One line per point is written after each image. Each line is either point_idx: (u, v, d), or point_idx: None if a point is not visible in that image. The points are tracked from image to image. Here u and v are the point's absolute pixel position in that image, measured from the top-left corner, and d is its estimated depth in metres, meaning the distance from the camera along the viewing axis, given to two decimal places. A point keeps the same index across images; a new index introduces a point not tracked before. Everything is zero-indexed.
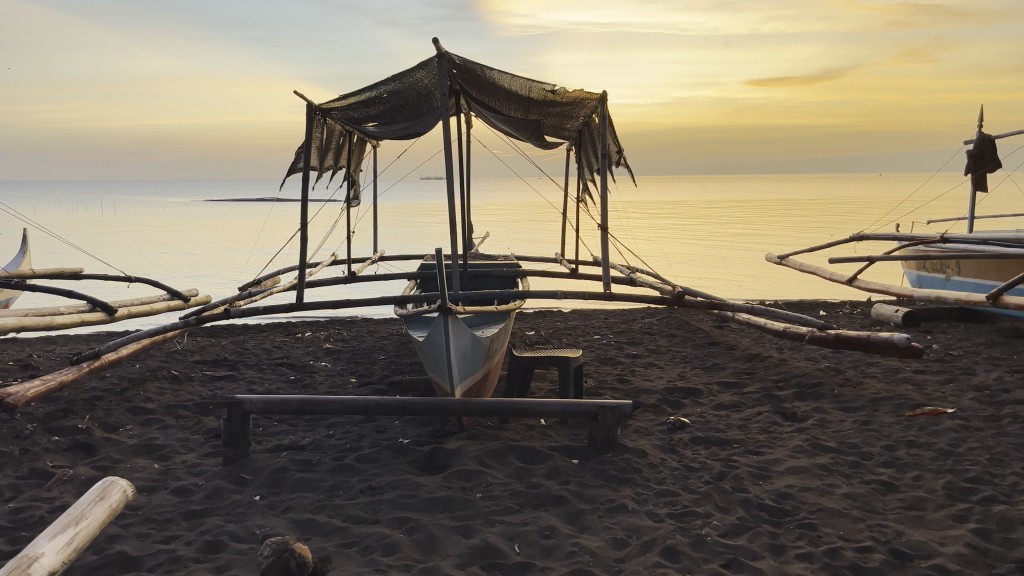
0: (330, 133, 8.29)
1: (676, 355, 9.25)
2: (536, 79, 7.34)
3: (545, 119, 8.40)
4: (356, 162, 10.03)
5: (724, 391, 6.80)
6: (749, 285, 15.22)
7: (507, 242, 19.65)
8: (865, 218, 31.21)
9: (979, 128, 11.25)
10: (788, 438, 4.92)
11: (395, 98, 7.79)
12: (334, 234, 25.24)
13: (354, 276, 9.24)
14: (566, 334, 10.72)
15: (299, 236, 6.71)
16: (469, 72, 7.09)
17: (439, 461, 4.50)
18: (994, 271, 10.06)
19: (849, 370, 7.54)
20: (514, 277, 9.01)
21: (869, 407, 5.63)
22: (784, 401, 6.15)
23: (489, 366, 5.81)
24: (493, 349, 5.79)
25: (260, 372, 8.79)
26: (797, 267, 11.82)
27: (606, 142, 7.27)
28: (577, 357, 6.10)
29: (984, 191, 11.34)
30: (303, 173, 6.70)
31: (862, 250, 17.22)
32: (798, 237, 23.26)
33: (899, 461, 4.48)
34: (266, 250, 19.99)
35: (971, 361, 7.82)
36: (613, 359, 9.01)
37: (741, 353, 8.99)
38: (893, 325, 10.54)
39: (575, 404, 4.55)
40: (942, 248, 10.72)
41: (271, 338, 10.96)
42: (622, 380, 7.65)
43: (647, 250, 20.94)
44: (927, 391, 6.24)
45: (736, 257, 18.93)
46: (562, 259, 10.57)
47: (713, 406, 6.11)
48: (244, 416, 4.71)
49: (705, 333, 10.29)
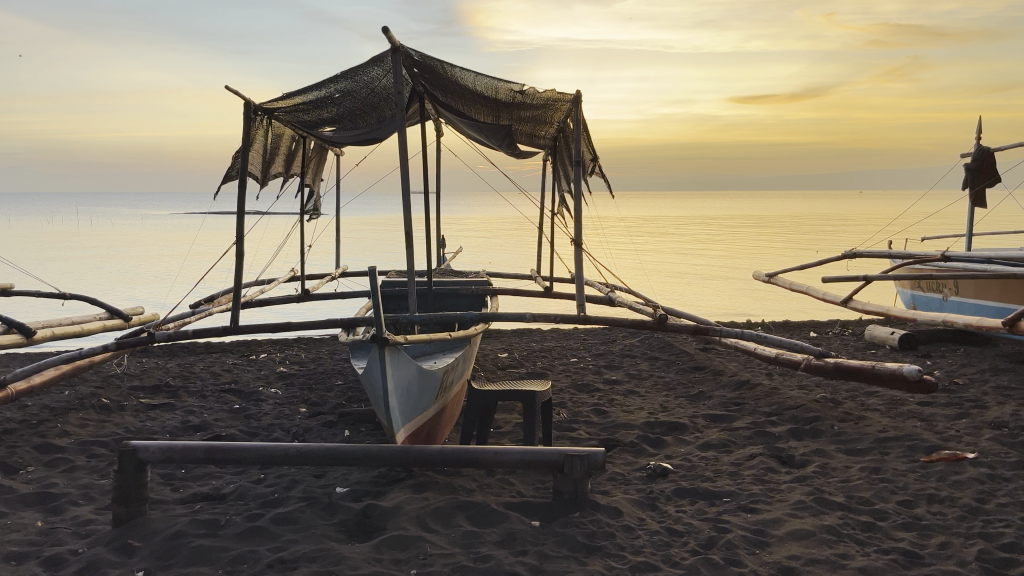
0: (279, 138, 7.53)
1: (658, 381, 8.55)
2: (502, 78, 6.59)
3: (516, 124, 7.70)
4: (313, 170, 9.30)
5: (711, 427, 6.09)
6: (736, 303, 14.56)
7: (483, 258, 18.90)
8: (853, 235, 30.81)
9: (977, 141, 10.68)
10: (787, 491, 4.21)
11: (348, 99, 7.04)
12: (307, 247, 24.33)
13: (308, 294, 8.45)
14: (541, 357, 9.97)
15: (234, 251, 5.94)
16: (430, 69, 6.40)
17: (372, 523, 3.75)
18: (996, 293, 9.47)
19: (848, 402, 6.83)
20: (483, 295, 8.28)
21: (878, 450, 4.93)
22: (779, 441, 5.46)
23: (442, 403, 5.02)
24: (447, 382, 5.01)
25: (201, 400, 7.95)
26: (786, 287, 11.18)
27: (580, 147, 6.53)
28: (544, 393, 5.31)
29: (984, 208, 10.73)
30: (239, 180, 5.94)
31: (850, 269, 16.62)
32: (783, 254, 22.68)
33: (920, 522, 3.77)
34: (230, 266, 19.12)
35: (979, 391, 7.17)
36: (591, 386, 8.29)
37: (728, 380, 8.30)
38: (889, 348, 9.88)
39: (536, 452, 3.86)
40: (941, 267, 10.13)
41: (222, 360, 10.11)
42: (599, 412, 6.90)
43: (629, 266, 20.24)
44: (938, 429, 5.56)
45: (721, 275, 18.24)
46: (536, 276, 9.85)
47: (700, 447, 5.41)
48: (138, 467, 3.93)
49: (689, 357, 9.60)
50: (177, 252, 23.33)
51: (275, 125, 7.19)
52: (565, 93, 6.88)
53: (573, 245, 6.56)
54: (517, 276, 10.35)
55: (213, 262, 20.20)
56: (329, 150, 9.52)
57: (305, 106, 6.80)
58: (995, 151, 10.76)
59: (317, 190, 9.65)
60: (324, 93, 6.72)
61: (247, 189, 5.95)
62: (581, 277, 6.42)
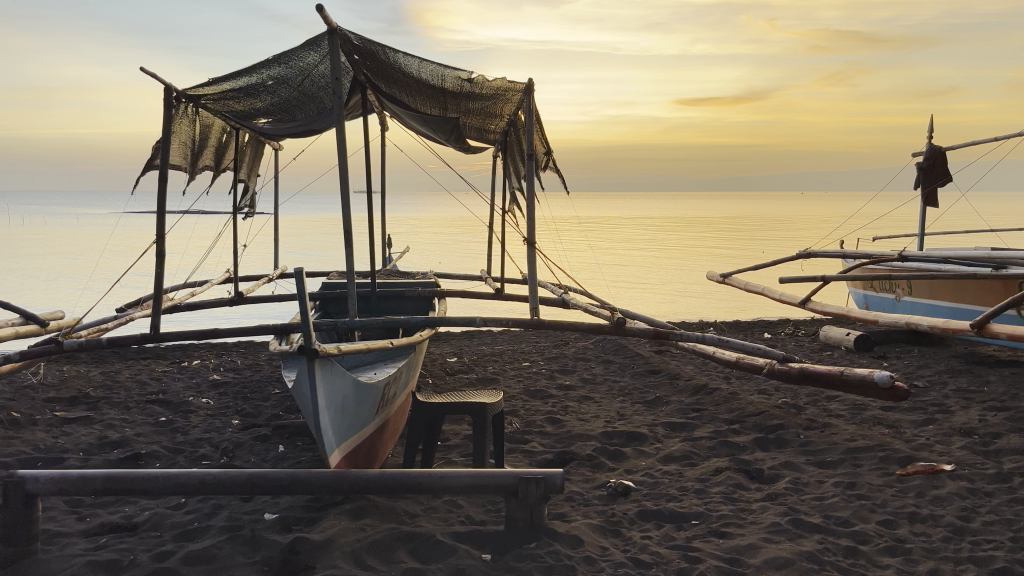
0: (209, 129, 6.96)
1: (613, 387, 8.21)
2: (449, 65, 6.14)
3: (464, 117, 7.29)
4: (247, 165, 8.70)
5: (671, 437, 5.75)
6: (689, 304, 14.34)
7: (432, 260, 18.35)
8: (799, 236, 31.04)
9: (929, 141, 10.61)
10: (759, 512, 3.88)
11: (283, 87, 6.51)
12: (248, 247, 23.44)
13: (242, 296, 7.88)
14: (492, 361, 9.54)
15: (154, 251, 5.39)
16: (370, 54, 5.97)
17: (300, 560, 3.31)
18: (950, 293, 9.37)
19: (810, 408, 6.58)
20: (429, 297, 7.83)
21: (850, 462, 4.65)
22: (744, 452, 5.14)
23: (381, 419, 4.56)
24: (387, 396, 4.55)
25: (124, 412, 7.33)
26: (741, 287, 10.95)
27: (533, 141, 6.12)
28: (496, 405, 4.85)
29: (937, 207, 10.67)
30: (159, 174, 5.40)
31: (800, 269, 16.58)
32: (731, 255, 22.67)
33: (905, 546, 3.47)
34: (164, 266, 18.19)
35: (940, 395, 7.00)
36: (544, 392, 7.91)
37: (685, 384, 7.99)
38: (845, 349, 9.72)
39: (486, 475, 3.47)
40: (895, 267, 10.01)
41: (150, 367, 9.42)
42: (554, 421, 6.51)
43: (579, 267, 19.92)
44: (907, 437, 5.31)
45: (672, 275, 18.04)
46: (486, 278, 9.42)
47: (662, 460, 5.07)
48: (26, 501, 3.45)
49: (644, 360, 9.30)
50: (107, 253, 22.13)
51: (203, 115, 6.62)
52: (515, 82, 6.45)
53: (526, 244, 6.17)
54: (467, 277, 9.89)
55: (144, 263, 19.20)
56: (266, 142, 8.95)
57: (236, 94, 6.25)
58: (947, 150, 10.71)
59: (252, 186, 9.07)
60: (256, 80, 6.17)
61: (168, 184, 5.41)
62: (534, 278, 6.01)
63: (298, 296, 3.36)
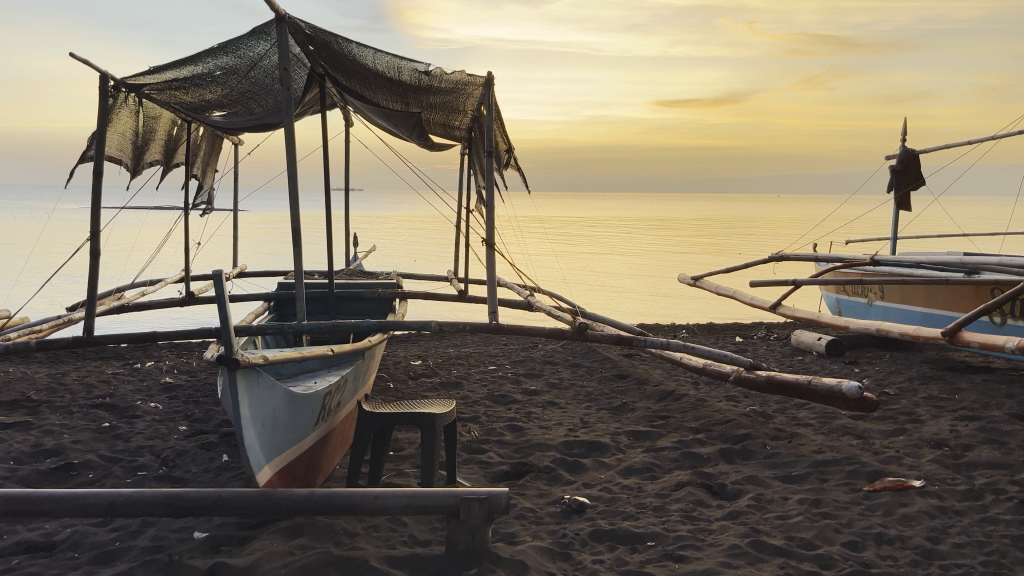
0: (156, 121, 6.64)
1: (579, 391, 7.99)
2: (405, 56, 5.87)
3: (426, 114, 7.04)
4: (202, 159, 8.37)
5: (634, 447, 5.53)
6: (661, 306, 14.16)
7: (401, 259, 17.99)
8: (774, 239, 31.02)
9: (902, 143, 10.48)
10: (719, 532, 3.66)
11: (234, 77, 6.21)
12: (215, 245, 22.88)
13: (193, 296, 7.55)
14: (457, 364, 9.27)
15: (88, 248, 5.09)
16: (324, 45, 5.85)
17: None
18: (922, 298, 9.23)
19: (778, 416, 6.38)
20: (390, 298, 7.56)
21: (816, 476, 4.45)
22: (707, 465, 4.93)
23: (321, 432, 4.28)
24: (328, 407, 4.26)
25: (65, 417, 6.98)
26: (713, 290, 10.75)
27: (492, 137, 5.87)
28: (447, 416, 4.57)
29: (909, 211, 10.55)
30: (94, 167, 5.09)
31: (773, 272, 16.47)
32: (706, 257, 22.57)
33: (871, 571, 3.26)
34: (126, 263, 17.68)
35: (911, 403, 6.84)
36: (508, 398, 7.66)
37: (653, 390, 7.78)
38: (817, 354, 9.57)
39: (423, 495, 3.22)
40: (868, 271, 9.87)
41: (100, 369, 9.04)
42: (514, 429, 6.26)
43: (552, 268, 19.68)
44: (876, 448, 5.13)
45: (645, 277, 17.84)
46: (452, 279, 9.15)
47: (621, 473, 4.84)
48: None
49: (612, 364, 9.08)
50: (68, 249, 21.47)
51: (148, 106, 6.29)
52: (475, 75, 6.20)
53: (485, 245, 5.92)
54: (432, 277, 9.62)
55: (106, 260, 18.63)
56: (223, 137, 8.64)
57: (183, 85, 5.94)
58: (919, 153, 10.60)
59: (208, 182, 8.75)
60: (202, 69, 5.87)
61: (103, 178, 5.11)
62: (492, 280, 5.75)
63: (218, 301, 3.10)
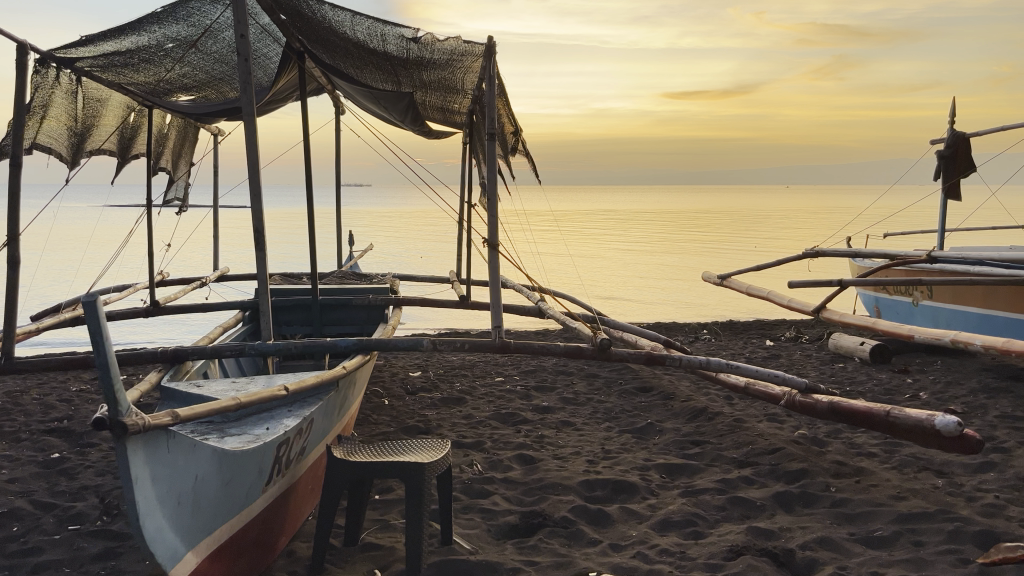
0: (104, 104, 5.73)
1: (598, 408, 7.05)
2: (388, 20, 4.92)
3: (420, 96, 6.11)
4: (172, 150, 7.47)
5: (669, 489, 4.59)
6: (681, 306, 13.19)
7: (403, 259, 17.02)
8: (790, 232, 29.98)
9: (950, 126, 9.46)
10: None
11: (190, 51, 5.33)
12: (210, 247, 21.94)
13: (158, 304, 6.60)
14: (459, 376, 8.33)
15: (5, 256, 4.19)
16: (293, 9, 4.96)
17: None
18: (979, 298, 8.25)
19: (833, 443, 5.44)
20: (382, 305, 6.65)
21: (909, 538, 3.51)
22: (762, 518, 3.99)
23: (274, 492, 3.33)
24: (282, 460, 3.31)
25: (11, 446, 6.08)
26: (742, 289, 9.76)
27: (495, 117, 4.86)
28: (437, 466, 3.58)
29: (959, 200, 9.54)
30: (11, 156, 4.21)
31: (798, 270, 15.44)
32: (721, 253, 21.49)
33: None
34: (110, 268, 16.74)
35: (984, 424, 5.89)
36: (517, 417, 6.74)
37: (681, 407, 6.85)
38: (860, 361, 8.62)
39: None
40: (916, 268, 8.88)
41: (64, 385, 8.15)
42: (525, 461, 5.33)
43: (562, 266, 18.68)
44: (969, 493, 4.18)
45: (661, 275, 16.86)
46: (453, 281, 8.23)
47: (658, 530, 3.91)
48: None
49: (633, 375, 8.15)
50: (51, 253, 20.45)
51: (90, 86, 5.40)
52: (472, 42, 5.25)
53: (487, 246, 4.96)
54: (431, 279, 8.68)
55: (91, 262, 17.70)
56: (198, 127, 7.75)
57: (128, 60, 5.08)
58: (970, 137, 9.59)
59: (179, 176, 7.84)
60: (149, 39, 4.99)
61: (21, 172, 4.22)
62: (496, 288, 4.79)
63: (96, 338, 2.32)
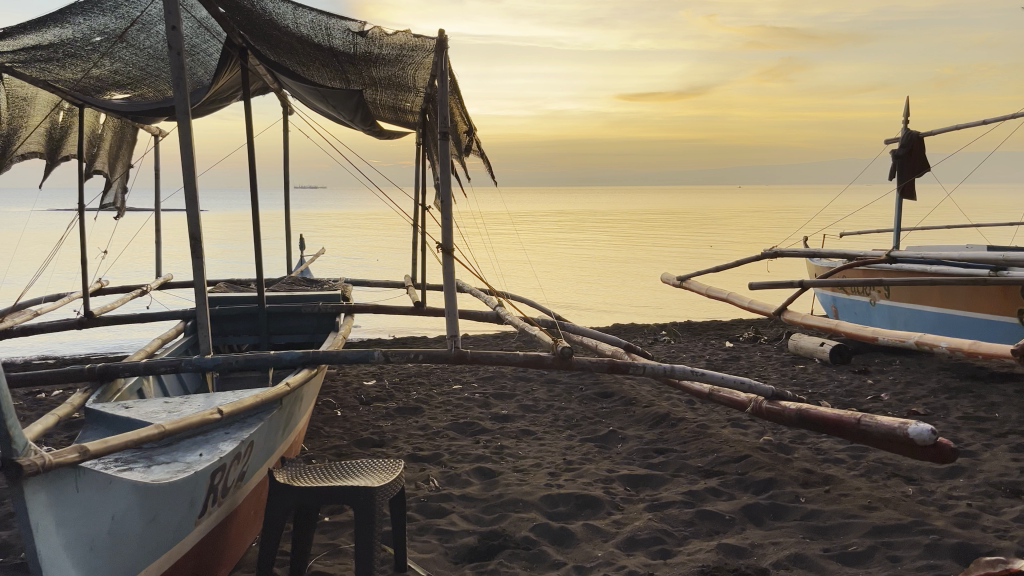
0: (29, 103, 5.36)
1: (558, 416, 6.85)
2: (332, 13, 4.61)
3: (370, 94, 5.83)
4: (108, 150, 7.08)
5: (634, 502, 4.40)
6: (640, 308, 13.09)
7: (358, 264, 16.67)
8: (744, 232, 30.22)
9: (905, 126, 9.47)
10: None
11: (119, 45, 4.98)
12: (158, 253, 21.28)
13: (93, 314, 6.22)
14: (415, 384, 8.07)
15: None
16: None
17: None
18: (936, 298, 8.24)
19: (800, 449, 5.31)
20: (333, 312, 6.35)
21: (884, 553, 3.37)
22: (732, 533, 3.82)
23: (210, 523, 3.05)
24: (218, 488, 3.03)
25: None
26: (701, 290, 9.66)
27: (448, 116, 4.59)
28: (388, 488, 3.33)
29: (915, 200, 9.57)
30: None
31: (755, 270, 15.46)
32: (678, 254, 21.53)
33: None
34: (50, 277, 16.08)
35: (949, 425, 5.81)
36: (475, 426, 6.51)
37: (643, 413, 6.68)
38: (819, 361, 8.57)
39: None
40: (874, 268, 8.86)
41: None
42: (484, 475, 5.11)
43: (520, 269, 18.49)
44: (941, 501, 4.06)
45: (619, 277, 16.77)
46: (408, 286, 7.97)
47: (624, 549, 3.71)
48: None
49: (593, 380, 7.97)
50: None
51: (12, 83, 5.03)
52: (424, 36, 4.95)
53: (442, 252, 4.71)
54: (385, 284, 8.41)
55: (30, 271, 16.98)
56: (136, 128, 7.36)
57: (52, 54, 4.72)
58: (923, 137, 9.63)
59: (117, 180, 7.44)
60: (74, 32, 4.64)
61: None
62: (452, 296, 4.54)
63: None
